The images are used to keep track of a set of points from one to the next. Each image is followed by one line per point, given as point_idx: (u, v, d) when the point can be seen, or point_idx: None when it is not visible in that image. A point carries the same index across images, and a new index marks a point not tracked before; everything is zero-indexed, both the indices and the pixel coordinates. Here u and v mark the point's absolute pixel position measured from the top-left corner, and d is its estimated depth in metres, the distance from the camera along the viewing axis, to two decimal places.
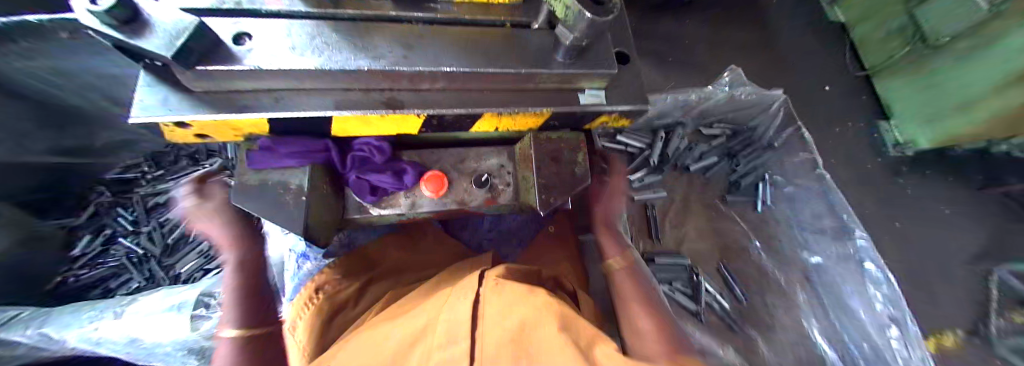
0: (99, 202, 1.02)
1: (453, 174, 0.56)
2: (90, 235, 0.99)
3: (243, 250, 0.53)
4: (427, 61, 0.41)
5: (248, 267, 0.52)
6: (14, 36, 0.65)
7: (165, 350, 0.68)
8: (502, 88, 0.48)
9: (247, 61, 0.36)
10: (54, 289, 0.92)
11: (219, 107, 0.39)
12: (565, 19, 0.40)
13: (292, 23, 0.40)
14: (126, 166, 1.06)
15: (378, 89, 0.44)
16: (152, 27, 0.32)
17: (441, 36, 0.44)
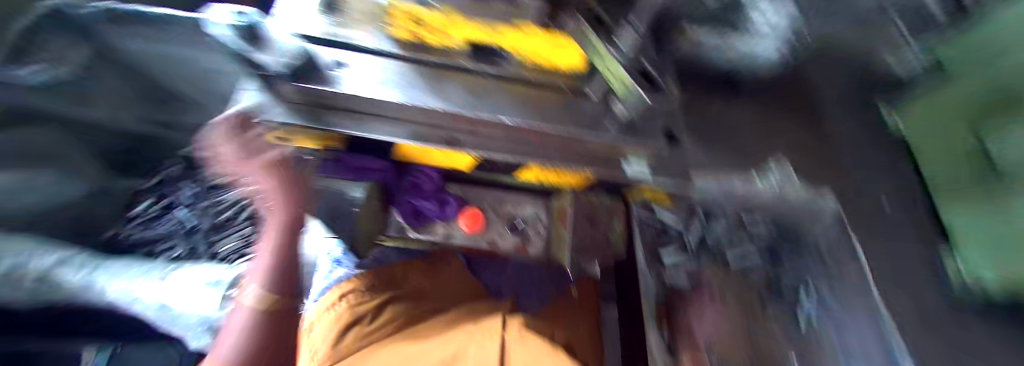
0: (170, 172, 1.15)
1: (490, 215, 0.59)
2: (152, 199, 1.12)
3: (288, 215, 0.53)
4: (494, 112, 0.45)
5: (290, 231, 0.54)
6: (152, 24, 0.90)
7: (187, 323, 0.70)
8: (554, 142, 0.48)
9: (343, 88, 0.41)
10: (109, 239, 1.04)
11: (306, 119, 0.44)
12: (622, 97, 0.43)
13: (384, 62, 0.45)
14: (197, 147, 1.16)
15: (442, 127, 0.46)
16: (274, 47, 0.39)
17: (509, 91, 0.48)
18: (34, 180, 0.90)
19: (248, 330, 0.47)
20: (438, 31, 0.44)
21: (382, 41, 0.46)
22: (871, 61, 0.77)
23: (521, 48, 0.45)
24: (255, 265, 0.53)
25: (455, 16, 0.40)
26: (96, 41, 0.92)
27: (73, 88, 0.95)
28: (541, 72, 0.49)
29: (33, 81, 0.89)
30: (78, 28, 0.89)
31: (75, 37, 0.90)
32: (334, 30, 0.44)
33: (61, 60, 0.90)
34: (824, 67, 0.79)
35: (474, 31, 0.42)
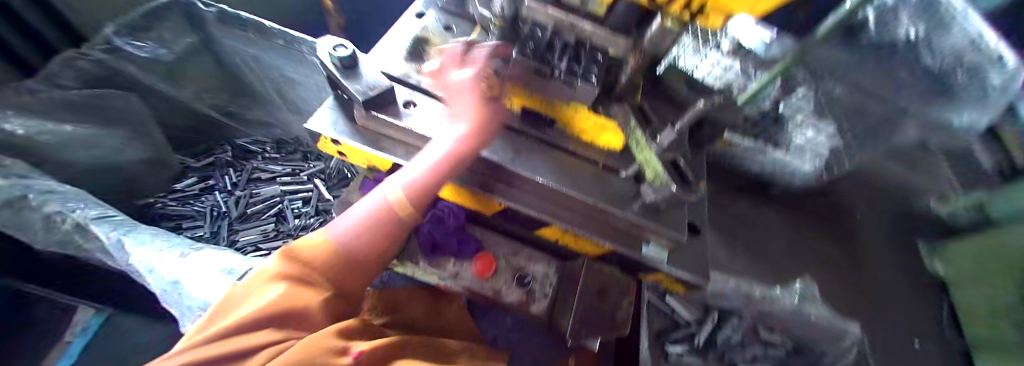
0: (220, 157, 1.23)
1: (501, 263, 0.60)
2: (196, 179, 1.17)
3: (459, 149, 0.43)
4: (531, 171, 0.49)
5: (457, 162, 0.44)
6: (249, 27, 0.99)
7: (188, 307, 0.67)
8: (573, 208, 0.52)
9: (406, 121, 0.50)
10: (144, 206, 1.09)
11: (364, 140, 0.50)
12: (652, 181, 0.45)
13: (444, 107, 0.53)
14: (251, 139, 1.32)
15: (478, 171, 0.53)
16: (361, 78, 0.49)
17: (547, 153, 0.52)
18: (104, 142, 0.93)
19: (365, 233, 0.43)
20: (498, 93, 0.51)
21: None
22: (911, 205, 1.23)
23: (572, 120, 0.51)
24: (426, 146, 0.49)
25: (518, 88, 0.48)
26: (202, 32, 1.03)
27: (166, 66, 1.04)
28: (586, 146, 0.54)
29: (148, 57, 0.99)
30: (192, 20, 1.00)
31: (185, 26, 1.00)
32: (412, 75, 0.55)
33: (164, 43, 1.00)
34: (854, 189, 1.24)
35: (533, 98, 0.50)
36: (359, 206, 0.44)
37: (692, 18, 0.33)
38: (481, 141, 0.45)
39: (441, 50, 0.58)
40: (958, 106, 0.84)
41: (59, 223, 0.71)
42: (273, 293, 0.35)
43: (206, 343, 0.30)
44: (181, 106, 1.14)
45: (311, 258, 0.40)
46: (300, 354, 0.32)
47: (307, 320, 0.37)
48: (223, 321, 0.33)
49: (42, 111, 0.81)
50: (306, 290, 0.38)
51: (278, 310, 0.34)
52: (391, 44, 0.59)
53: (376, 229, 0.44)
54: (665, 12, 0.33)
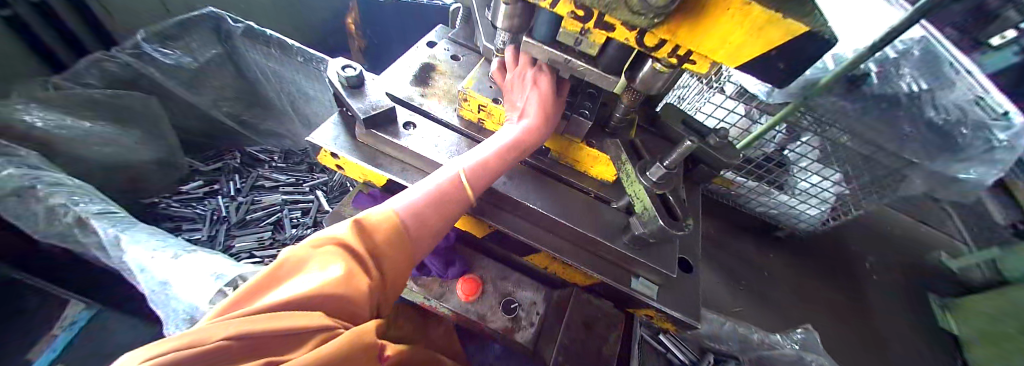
0: (229, 163, 1.26)
1: (488, 287, 0.59)
2: (202, 182, 1.20)
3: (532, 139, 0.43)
4: (521, 196, 0.50)
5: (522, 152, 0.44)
6: (272, 44, 1.06)
7: (174, 310, 0.67)
8: (561, 235, 0.52)
9: (404, 140, 0.51)
10: (148, 206, 1.10)
11: (362, 156, 0.52)
12: (641, 213, 0.45)
13: (443, 129, 0.55)
14: (261, 148, 1.36)
15: None
16: (365, 97, 0.51)
17: (539, 179, 0.53)
18: (120, 141, 0.96)
19: (430, 213, 0.37)
20: (496, 120, 0.53)
21: (450, 115, 0.56)
22: (909, 256, 1.38)
23: (565, 150, 0.52)
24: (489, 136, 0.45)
25: None
26: (228, 44, 1.11)
27: (189, 73, 1.08)
28: (579, 177, 0.55)
29: (175, 64, 1.05)
30: (220, 32, 1.08)
31: (212, 37, 1.08)
32: (415, 97, 0.57)
33: (190, 52, 1.06)
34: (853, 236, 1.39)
35: None
36: (417, 186, 0.38)
37: (680, 61, 0.35)
38: (540, 140, 0.44)
39: (447, 77, 0.62)
40: (967, 163, 0.82)
41: (61, 216, 0.72)
42: (329, 270, 0.27)
43: (252, 325, 0.21)
44: (199, 112, 1.18)
45: (369, 237, 0.32)
46: (351, 341, 0.24)
47: (360, 310, 0.28)
48: (262, 303, 0.23)
49: (63, 107, 0.85)
50: (364, 274, 0.29)
51: (336, 293, 0.26)
52: (400, 68, 0.62)
53: (432, 213, 0.37)
54: (654, 56, 0.35)
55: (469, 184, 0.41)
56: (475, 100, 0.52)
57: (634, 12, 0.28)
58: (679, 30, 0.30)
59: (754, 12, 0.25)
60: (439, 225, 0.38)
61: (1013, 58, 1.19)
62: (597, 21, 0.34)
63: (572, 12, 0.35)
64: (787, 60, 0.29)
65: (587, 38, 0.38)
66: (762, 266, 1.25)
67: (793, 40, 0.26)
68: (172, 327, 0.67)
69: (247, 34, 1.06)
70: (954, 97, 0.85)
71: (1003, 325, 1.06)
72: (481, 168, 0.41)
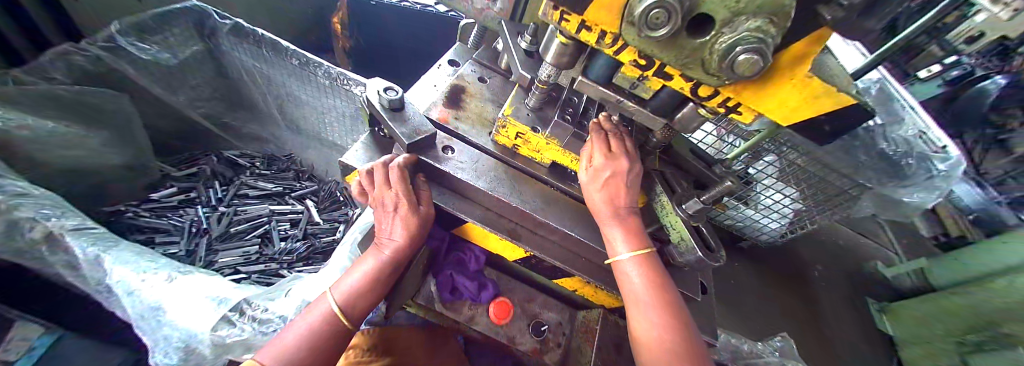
0: (206, 168, 1.16)
1: (517, 309, 0.61)
2: (176, 189, 1.09)
3: (403, 252, 0.48)
4: (560, 221, 0.52)
5: (396, 261, 0.48)
6: (264, 44, 0.99)
7: (167, 337, 0.61)
8: (592, 260, 0.55)
9: (448, 166, 0.52)
10: (112, 214, 0.99)
11: None
12: (680, 242, 0.49)
13: (481, 154, 0.56)
14: (240, 152, 1.26)
15: (508, 218, 0.54)
16: (408, 122, 0.51)
17: (573, 205, 0.56)
18: (87, 142, 0.87)
19: (316, 333, 0.43)
20: (534, 148, 0.55)
21: (486, 142, 0.57)
22: (859, 266, 1.54)
23: None
24: (358, 260, 0.50)
25: (552, 143, 0.52)
26: (210, 41, 1.03)
27: (165, 70, 1.00)
28: None
29: (151, 60, 0.96)
30: (202, 27, 1.00)
31: (192, 32, 1.00)
32: (449, 121, 0.58)
33: (168, 47, 0.98)
34: (811, 245, 1.55)
35: (564, 155, 0.53)
36: (304, 317, 0.45)
37: (726, 111, 0.38)
38: (409, 247, 0.48)
39: (477, 101, 0.63)
40: (914, 188, 0.96)
41: (23, 231, 0.63)
42: None
43: None
44: (173, 111, 1.09)
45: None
46: None
47: None
48: None
49: (27, 106, 0.76)
50: None
51: None
52: (429, 89, 0.63)
53: (326, 331, 0.44)
54: (703, 105, 0.38)
55: (346, 302, 0.46)
56: (514, 127, 0.53)
57: (711, 73, 0.30)
58: (742, 89, 0.33)
59: (814, 83, 0.30)
60: (336, 339, 0.44)
61: (936, 89, 1.42)
62: (659, 70, 0.36)
63: (635, 62, 0.36)
64: (832, 124, 0.34)
65: (642, 84, 0.40)
66: (735, 278, 1.36)
67: (842, 108, 0.31)
68: (162, 356, 0.62)
69: (233, 32, 0.99)
70: (900, 132, 0.96)
71: (931, 329, 1.22)
72: (353, 292, 0.46)
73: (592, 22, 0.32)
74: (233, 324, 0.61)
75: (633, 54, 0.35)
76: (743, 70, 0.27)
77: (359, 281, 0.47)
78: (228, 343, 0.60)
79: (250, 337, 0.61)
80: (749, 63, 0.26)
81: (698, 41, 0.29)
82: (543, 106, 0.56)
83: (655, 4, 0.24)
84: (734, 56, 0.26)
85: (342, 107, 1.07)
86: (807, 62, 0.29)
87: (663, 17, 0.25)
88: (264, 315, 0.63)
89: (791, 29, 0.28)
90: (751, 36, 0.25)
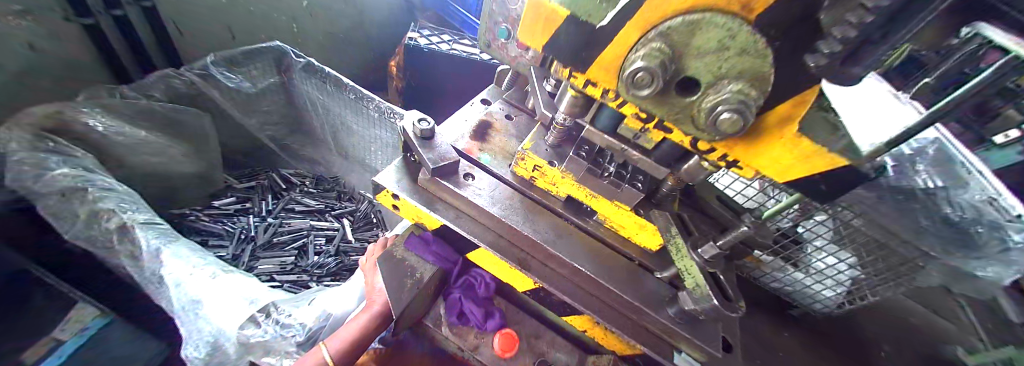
0: (263, 182, 1.29)
1: (524, 343, 0.60)
2: (234, 199, 1.21)
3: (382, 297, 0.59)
4: (570, 255, 0.54)
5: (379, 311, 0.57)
6: (328, 80, 1.13)
7: (200, 330, 0.67)
8: (604, 300, 0.53)
9: (467, 192, 0.55)
10: (176, 216, 1.11)
11: (423, 202, 0.56)
12: (694, 286, 0.47)
13: (500, 185, 0.59)
14: (294, 171, 1.39)
15: (519, 246, 0.55)
16: (435, 149, 0.56)
17: (585, 240, 0.57)
18: (169, 151, 1.01)
19: None
20: (553, 182, 0.57)
21: (507, 173, 0.60)
22: None
23: (613, 217, 0.56)
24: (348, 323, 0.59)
25: (569, 179, 0.54)
26: (284, 76, 1.19)
27: (244, 96, 1.15)
28: (624, 243, 0.57)
29: (234, 87, 1.12)
30: (280, 63, 1.17)
31: (271, 67, 1.17)
32: (473, 152, 0.62)
33: (249, 77, 1.14)
34: None
35: (580, 190, 0.55)
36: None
37: (727, 166, 0.38)
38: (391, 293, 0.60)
39: (503, 137, 0.67)
40: (982, 259, 0.73)
41: (103, 220, 0.74)
42: None
43: None
44: (243, 131, 1.24)
45: None
46: None
47: None
48: None
49: (126, 116, 0.92)
50: None
51: None
52: (461, 123, 0.69)
53: None
54: (704, 157, 0.39)
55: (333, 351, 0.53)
56: (533, 160, 0.56)
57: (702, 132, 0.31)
58: (734, 143, 0.34)
59: (804, 143, 0.30)
60: None
61: None
62: (660, 125, 0.37)
63: (638, 117, 0.38)
64: (830, 184, 0.33)
65: (646, 134, 0.42)
66: None
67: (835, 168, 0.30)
68: (193, 349, 0.67)
69: (305, 69, 1.14)
70: (967, 196, 0.80)
71: None
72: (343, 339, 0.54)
73: (596, 80, 0.35)
74: (258, 325, 0.65)
75: (632, 110, 0.38)
76: (730, 131, 0.28)
77: (346, 333, 0.55)
78: (250, 343, 0.64)
79: (270, 338, 0.65)
80: (731, 123, 0.27)
81: (687, 100, 0.31)
82: (563, 143, 0.59)
83: (640, 68, 0.27)
84: (716, 115, 0.28)
85: (387, 137, 1.16)
86: (794, 119, 0.30)
87: (646, 79, 0.27)
88: (287, 320, 0.66)
89: (774, 93, 0.30)
90: (733, 97, 0.27)
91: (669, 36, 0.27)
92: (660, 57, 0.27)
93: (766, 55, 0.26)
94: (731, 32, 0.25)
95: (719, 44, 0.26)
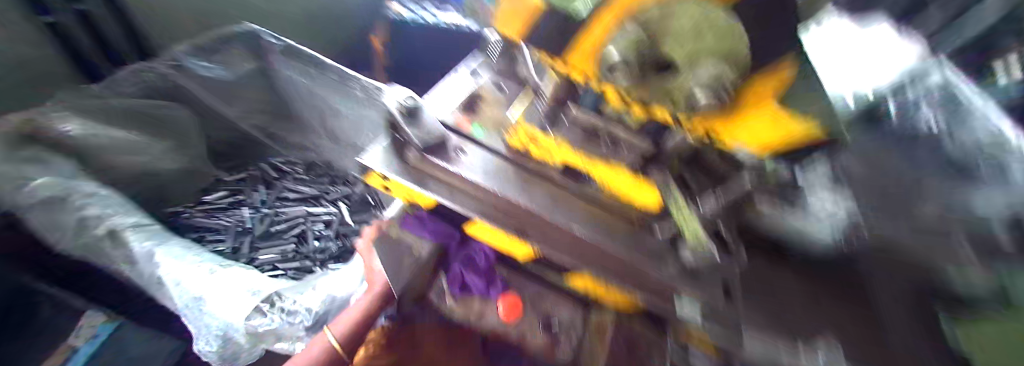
0: (254, 173, 1.27)
1: (527, 306, 0.61)
2: (226, 192, 1.20)
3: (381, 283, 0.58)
4: (567, 220, 0.51)
5: (377, 300, 0.57)
6: (310, 63, 1.07)
7: (208, 325, 0.67)
8: (610, 262, 0.49)
9: (458, 167, 0.54)
10: (172, 215, 1.13)
11: (411, 178, 0.53)
12: (691, 241, 0.47)
13: (490, 156, 0.57)
14: (285, 159, 1.34)
15: (514, 215, 0.52)
16: (423, 125, 0.55)
17: (584, 206, 0.53)
18: (150, 149, 1.01)
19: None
20: (544, 150, 0.55)
21: (496, 143, 0.58)
22: None
23: (610, 179, 0.54)
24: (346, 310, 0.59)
25: (565, 146, 0.55)
26: (263, 62, 1.12)
27: (220, 85, 1.11)
28: (625, 207, 0.53)
29: (211, 76, 1.08)
30: (257, 48, 1.09)
31: (246, 53, 1.10)
32: (462, 125, 0.60)
33: (225, 65, 1.09)
34: None
35: (573, 156, 0.54)
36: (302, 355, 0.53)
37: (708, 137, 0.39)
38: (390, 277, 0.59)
39: (493, 106, 0.64)
40: None
41: (92, 228, 0.76)
42: None
43: None
44: (225, 122, 1.21)
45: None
46: None
47: None
48: None
49: (103, 117, 0.93)
50: None
51: None
52: (448, 96, 0.68)
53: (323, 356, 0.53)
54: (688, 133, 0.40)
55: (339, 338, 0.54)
56: (524, 130, 0.57)
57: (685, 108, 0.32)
58: (715, 121, 0.34)
59: (785, 114, 0.31)
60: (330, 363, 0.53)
61: None
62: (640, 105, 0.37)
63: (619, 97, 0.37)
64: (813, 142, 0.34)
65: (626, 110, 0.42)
66: None
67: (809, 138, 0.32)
68: (205, 343, 0.68)
69: (286, 52, 1.07)
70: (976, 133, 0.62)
71: None
72: (348, 324, 0.55)
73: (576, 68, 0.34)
74: (264, 314, 0.65)
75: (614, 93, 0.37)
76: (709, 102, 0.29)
77: (349, 319, 0.55)
78: (259, 332, 0.65)
79: (278, 326, 0.65)
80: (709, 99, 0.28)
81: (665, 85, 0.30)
82: (554, 111, 0.59)
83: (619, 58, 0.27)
84: (696, 98, 0.28)
85: (374, 118, 1.11)
86: (771, 96, 0.30)
87: (628, 63, 0.28)
88: (292, 308, 0.66)
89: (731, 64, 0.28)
90: (712, 75, 0.27)
91: (647, 21, 0.26)
92: (639, 44, 0.27)
93: (740, 34, 0.26)
94: (703, 15, 0.25)
95: (694, 26, 0.26)
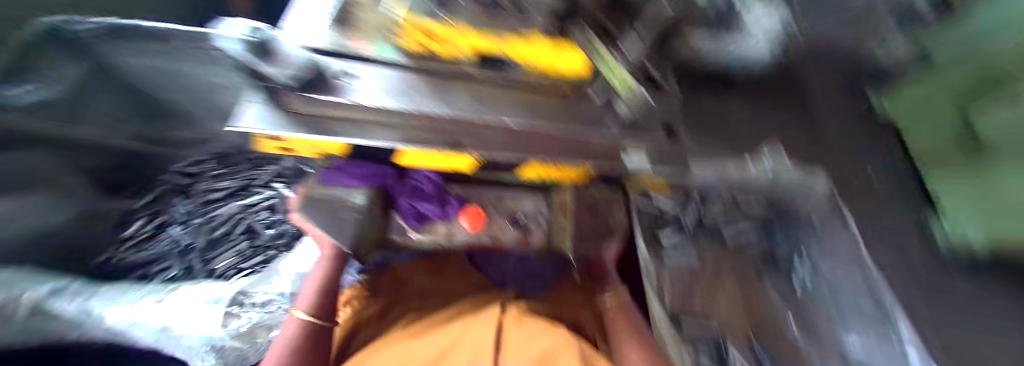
0: (159, 189, 1.06)
1: (489, 210, 0.63)
2: (144, 220, 1.00)
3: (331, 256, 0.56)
4: (495, 115, 0.48)
5: (334, 264, 0.56)
6: (154, 37, 0.90)
7: (189, 345, 0.64)
8: (546, 139, 0.50)
9: (350, 97, 0.44)
10: (100, 265, 0.93)
11: (303, 127, 0.44)
12: (621, 93, 0.46)
13: (390, 71, 0.47)
14: (189, 161, 1.13)
15: (441, 129, 0.47)
16: (284, 63, 0.39)
17: (508, 94, 0.50)
18: (34, 210, 0.81)
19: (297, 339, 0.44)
20: (446, 42, 0.46)
21: (389, 51, 0.47)
22: None
23: (528, 53, 0.46)
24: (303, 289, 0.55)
25: (466, 30, 0.44)
26: (88, 58, 0.87)
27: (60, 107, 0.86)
28: (551, 78, 0.50)
29: (24, 95, 0.79)
30: (68, 42, 0.83)
31: (62, 47, 0.82)
32: (345, 42, 0.46)
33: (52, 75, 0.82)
34: None
35: (485, 41, 0.45)
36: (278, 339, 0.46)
37: None
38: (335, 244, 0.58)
39: (370, 7, 0.48)
40: None
41: None
42: None
43: None
44: (98, 147, 0.97)
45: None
46: None
47: None
48: None
49: None
50: None
51: None
52: (311, 11, 0.51)
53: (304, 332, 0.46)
54: None
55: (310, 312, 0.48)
56: (414, 25, 0.44)
57: None
58: None
59: None
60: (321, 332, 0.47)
61: None
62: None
63: None
64: None
65: None
66: None
67: None
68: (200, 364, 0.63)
69: (112, 36, 0.87)
70: None
71: None
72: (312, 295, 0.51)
73: None
74: (239, 315, 0.65)
75: None
76: None
77: (311, 290, 0.53)
78: (245, 331, 0.65)
79: (260, 319, 0.66)
80: None
81: None
82: None
83: None
84: None
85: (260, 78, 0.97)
86: None
87: None
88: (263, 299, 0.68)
89: None
90: None
91: None
92: None
93: None
94: None
95: None
